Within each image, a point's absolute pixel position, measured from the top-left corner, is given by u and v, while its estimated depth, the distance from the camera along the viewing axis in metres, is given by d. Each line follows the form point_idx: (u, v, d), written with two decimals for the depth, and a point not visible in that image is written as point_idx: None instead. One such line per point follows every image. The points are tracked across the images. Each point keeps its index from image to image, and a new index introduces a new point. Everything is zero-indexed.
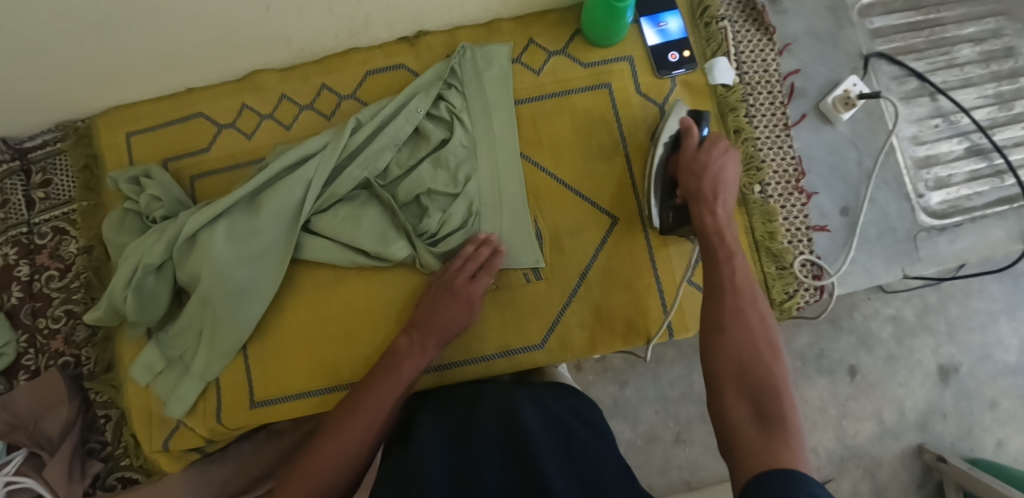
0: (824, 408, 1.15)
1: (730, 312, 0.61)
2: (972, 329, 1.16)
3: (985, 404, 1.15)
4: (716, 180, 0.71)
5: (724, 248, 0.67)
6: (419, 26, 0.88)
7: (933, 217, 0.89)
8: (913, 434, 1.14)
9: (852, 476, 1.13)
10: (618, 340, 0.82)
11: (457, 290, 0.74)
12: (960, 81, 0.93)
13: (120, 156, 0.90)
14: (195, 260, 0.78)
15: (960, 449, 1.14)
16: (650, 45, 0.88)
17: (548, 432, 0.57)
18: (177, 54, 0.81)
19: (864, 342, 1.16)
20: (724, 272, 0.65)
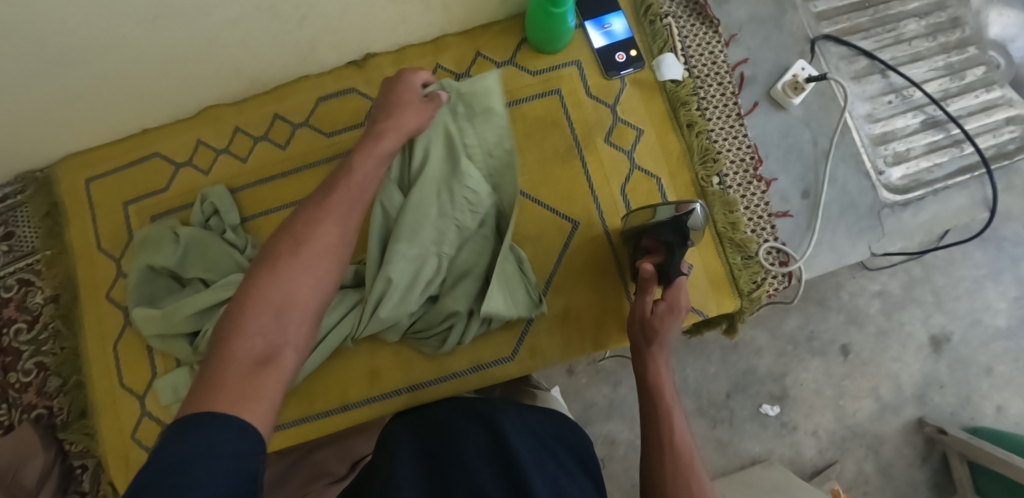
0: (821, 390, 1.13)
1: (668, 479, 0.59)
2: (960, 296, 1.15)
3: (981, 370, 1.14)
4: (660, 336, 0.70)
5: (655, 343, 0.70)
6: (365, 49, 0.88)
7: (895, 193, 0.88)
8: (911, 408, 1.13)
9: (855, 456, 1.12)
10: (590, 344, 0.81)
11: (386, 135, 0.64)
12: (910, 55, 0.94)
13: (81, 203, 0.90)
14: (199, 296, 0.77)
15: (960, 419, 1.12)
16: (596, 47, 0.88)
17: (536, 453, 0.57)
18: (124, 94, 0.81)
19: (854, 320, 1.14)
20: (667, 428, 0.63)
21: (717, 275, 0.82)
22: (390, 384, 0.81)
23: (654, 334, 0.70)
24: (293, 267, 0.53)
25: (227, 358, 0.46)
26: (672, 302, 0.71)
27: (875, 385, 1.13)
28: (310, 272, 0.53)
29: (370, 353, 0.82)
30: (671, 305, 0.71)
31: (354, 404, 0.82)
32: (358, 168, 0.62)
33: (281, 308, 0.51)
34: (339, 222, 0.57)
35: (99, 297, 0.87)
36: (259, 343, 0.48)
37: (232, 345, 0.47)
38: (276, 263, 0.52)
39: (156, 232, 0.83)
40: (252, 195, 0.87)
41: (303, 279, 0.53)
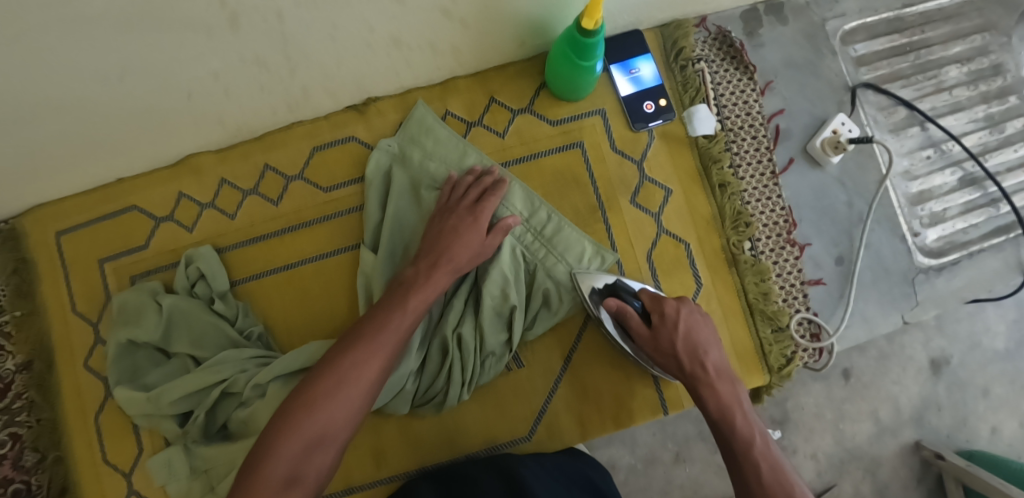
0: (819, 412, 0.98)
1: None
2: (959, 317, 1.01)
3: (976, 391, 1.00)
4: (703, 371, 0.66)
5: (699, 365, 0.66)
6: (366, 94, 0.79)
7: (930, 256, 0.84)
8: (909, 430, 0.98)
9: (853, 478, 0.97)
10: (610, 422, 0.76)
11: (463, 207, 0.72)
12: (949, 106, 0.88)
13: (52, 258, 0.81)
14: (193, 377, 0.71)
15: (956, 441, 0.98)
16: (623, 95, 0.81)
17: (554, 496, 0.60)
18: (97, 145, 0.71)
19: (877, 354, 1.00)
20: (761, 465, 0.58)
21: (746, 349, 0.78)
22: (396, 465, 0.76)
23: (697, 370, 0.66)
24: (376, 358, 0.58)
25: (270, 461, 0.51)
26: (689, 337, 0.68)
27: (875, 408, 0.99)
28: (359, 404, 0.56)
29: (375, 432, 0.76)
30: (694, 340, 0.67)
31: (356, 486, 0.75)
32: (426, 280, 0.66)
33: (311, 448, 0.53)
34: (390, 345, 0.59)
35: (76, 364, 0.79)
36: (298, 450, 0.52)
37: (267, 465, 0.51)
38: (331, 382, 0.55)
39: (135, 300, 0.75)
40: (244, 256, 0.79)
41: (339, 413, 0.55)
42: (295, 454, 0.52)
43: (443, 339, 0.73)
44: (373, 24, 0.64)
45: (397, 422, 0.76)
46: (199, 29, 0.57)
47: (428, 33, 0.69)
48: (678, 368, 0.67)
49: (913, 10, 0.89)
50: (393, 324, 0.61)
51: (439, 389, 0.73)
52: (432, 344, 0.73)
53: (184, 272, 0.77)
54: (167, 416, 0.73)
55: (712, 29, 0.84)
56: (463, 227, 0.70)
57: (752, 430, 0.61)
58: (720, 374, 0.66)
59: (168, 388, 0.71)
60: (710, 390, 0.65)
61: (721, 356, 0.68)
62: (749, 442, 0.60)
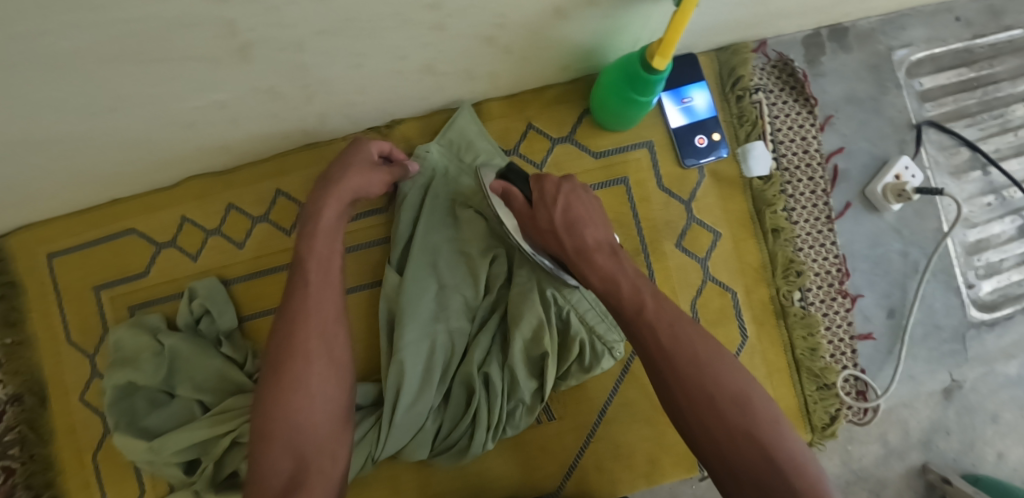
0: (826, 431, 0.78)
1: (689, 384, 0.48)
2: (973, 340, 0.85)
3: (986, 415, 0.80)
4: (582, 248, 0.58)
5: (572, 241, 0.59)
6: (391, 116, 0.72)
7: (983, 310, 0.80)
8: (916, 452, 0.79)
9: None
10: (642, 480, 0.72)
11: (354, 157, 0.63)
12: (1014, 148, 0.82)
13: (44, 284, 0.75)
14: (195, 428, 0.65)
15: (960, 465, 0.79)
16: (673, 127, 0.74)
17: None
18: (92, 171, 0.64)
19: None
20: (658, 329, 0.51)
21: (789, 407, 0.73)
22: None
23: (575, 246, 0.59)
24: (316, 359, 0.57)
25: (264, 481, 0.52)
26: (567, 211, 0.59)
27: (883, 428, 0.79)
28: (329, 394, 0.57)
29: (393, 486, 0.71)
30: (572, 214, 0.59)
31: None
32: (323, 249, 0.61)
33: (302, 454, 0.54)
34: (319, 336, 0.58)
35: (70, 399, 0.74)
36: (290, 460, 0.53)
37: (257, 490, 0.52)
38: (281, 393, 0.55)
39: (133, 339, 0.69)
40: (252, 289, 0.73)
41: (302, 417, 0.55)
42: (289, 468, 0.53)
43: (466, 375, 0.66)
44: (407, 53, 0.56)
45: (417, 475, 0.71)
46: (205, 62, 0.49)
47: (466, 59, 0.62)
48: (559, 247, 0.59)
49: (982, 41, 0.82)
50: (319, 317, 0.59)
51: (461, 433, 0.66)
52: (455, 379, 0.67)
53: (186, 307, 0.70)
54: (171, 464, 0.68)
55: (771, 56, 0.77)
56: (350, 168, 0.63)
57: (641, 294, 0.54)
58: (601, 247, 0.59)
59: (170, 438, 0.66)
60: (588, 266, 0.57)
61: (605, 228, 0.60)
62: (640, 308, 0.53)
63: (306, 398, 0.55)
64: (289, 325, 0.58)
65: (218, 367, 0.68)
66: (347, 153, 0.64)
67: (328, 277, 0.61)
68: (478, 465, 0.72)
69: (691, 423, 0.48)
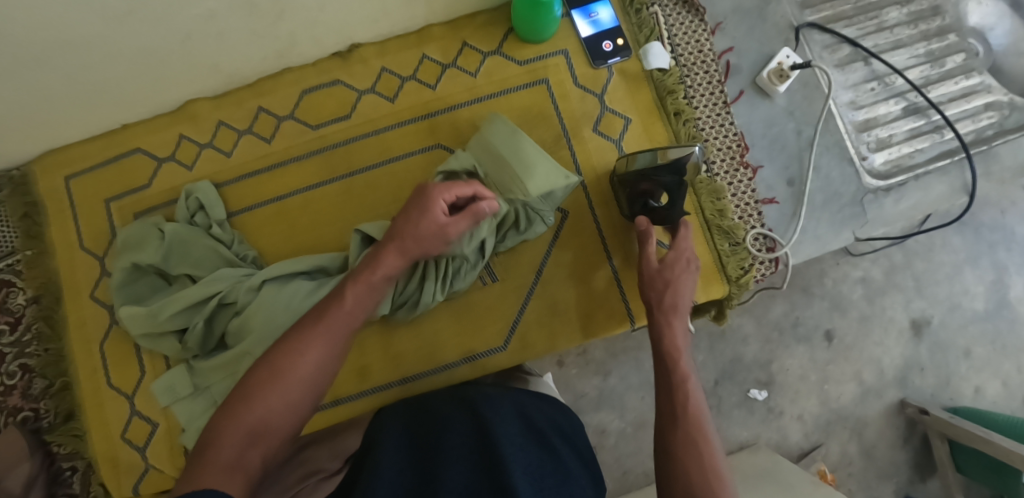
0: (805, 376, 1.17)
1: (679, 441, 0.54)
2: (939, 281, 1.19)
3: (961, 352, 1.18)
4: (673, 305, 0.67)
5: (670, 301, 0.68)
6: (350, 39, 0.86)
7: (878, 179, 0.88)
8: (894, 391, 1.17)
9: (839, 439, 1.16)
10: (580, 335, 0.81)
11: (441, 203, 0.62)
12: (892, 43, 0.91)
13: (60, 201, 0.89)
14: (183, 298, 0.77)
15: (940, 399, 1.17)
16: (583, 36, 0.88)
17: (524, 432, 0.60)
18: (105, 82, 0.78)
19: (837, 305, 1.17)
20: (685, 391, 0.58)
21: (705, 262, 0.84)
22: (379, 379, 0.81)
23: (669, 304, 0.68)
24: (322, 351, 0.54)
25: (217, 446, 0.47)
26: (670, 280, 0.70)
27: (859, 369, 1.17)
28: (313, 396, 0.53)
29: (359, 349, 0.81)
30: (671, 282, 0.70)
31: (345, 399, 0.81)
32: (381, 265, 0.62)
33: (257, 429, 0.49)
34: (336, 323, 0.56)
35: (82, 297, 0.87)
36: (244, 445, 0.48)
37: (210, 452, 0.47)
38: (278, 379, 0.51)
39: (138, 230, 0.82)
40: (239, 190, 0.86)
41: (278, 401, 0.50)
42: (241, 444, 0.48)
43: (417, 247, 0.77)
44: None
45: (379, 335, 0.81)
46: None
47: None
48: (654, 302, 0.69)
49: None
50: (343, 322, 0.57)
51: (412, 292, 0.77)
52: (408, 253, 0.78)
53: (184, 203, 0.83)
54: (167, 335, 0.80)
55: None
56: (420, 213, 0.62)
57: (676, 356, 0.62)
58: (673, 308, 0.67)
59: (166, 304, 0.77)
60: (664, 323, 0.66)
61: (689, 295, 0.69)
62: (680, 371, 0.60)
63: (299, 391, 0.52)
64: (320, 321, 0.56)
65: (206, 250, 0.80)
66: (423, 199, 0.62)
67: (362, 294, 0.60)
68: (429, 325, 0.81)
69: (667, 457, 0.54)
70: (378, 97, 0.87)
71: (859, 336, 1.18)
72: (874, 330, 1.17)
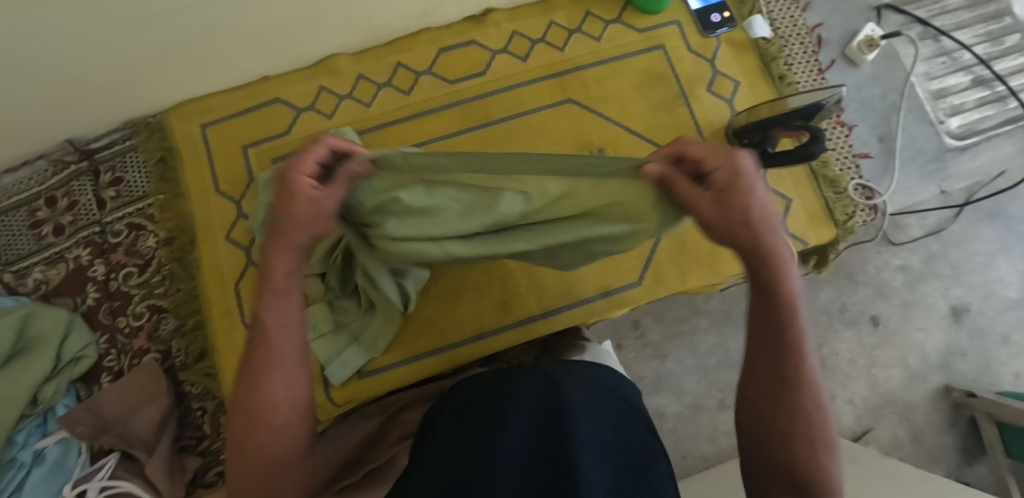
0: (854, 360, 1.15)
1: (784, 416, 0.47)
2: (976, 270, 1.19)
3: (997, 338, 1.17)
4: (769, 252, 0.44)
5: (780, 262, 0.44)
6: (487, 4, 0.94)
7: (955, 139, 0.99)
8: (936, 377, 1.14)
9: (889, 424, 1.13)
10: (707, 271, 0.88)
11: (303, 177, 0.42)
12: (955, 24, 1.04)
13: (195, 146, 0.91)
14: None
15: (982, 385, 1.14)
16: (693, 9, 0.97)
17: (588, 402, 0.52)
18: (269, 30, 0.82)
19: (880, 292, 1.17)
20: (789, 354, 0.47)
21: (815, 209, 0.91)
22: (522, 312, 0.85)
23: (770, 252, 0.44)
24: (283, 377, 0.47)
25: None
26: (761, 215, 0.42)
27: (904, 355, 1.15)
28: (299, 411, 0.48)
29: (503, 284, 0.86)
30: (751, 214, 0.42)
31: (488, 333, 0.85)
32: (278, 264, 0.45)
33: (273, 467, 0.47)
34: (272, 316, 0.46)
35: (216, 238, 0.88)
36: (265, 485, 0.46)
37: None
38: (246, 426, 0.46)
39: None
40: (380, 137, 0.90)
41: (267, 439, 0.46)
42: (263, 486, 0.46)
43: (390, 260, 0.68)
44: None
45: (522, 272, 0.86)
46: None
47: None
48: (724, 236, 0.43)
49: None
50: (278, 337, 0.46)
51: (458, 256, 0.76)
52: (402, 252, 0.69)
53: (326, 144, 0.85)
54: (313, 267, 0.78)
55: None
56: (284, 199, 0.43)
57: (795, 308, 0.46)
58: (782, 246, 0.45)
59: None
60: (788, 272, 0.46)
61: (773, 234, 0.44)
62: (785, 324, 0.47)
63: (282, 419, 0.47)
64: (255, 353, 0.46)
65: None
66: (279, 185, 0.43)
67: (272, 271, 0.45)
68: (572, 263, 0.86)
69: (788, 434, 0.47)
70: (510, 57, 0.94)
71: (902, 320, 1.17)
72: (916, 315, 1.15)
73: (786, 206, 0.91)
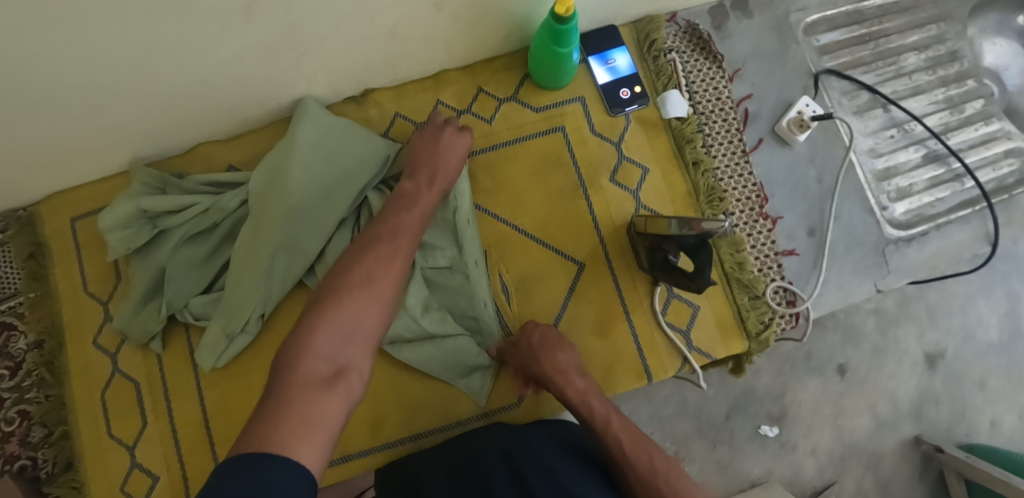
0: (819, 408, 0.99)
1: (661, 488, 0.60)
2: (952, 312, 1.03)
3: (973, 383, 1.01)
4: (558, 367, 0.70)
5: (569, 385, 0.69)
6: (365, 85, 0.85)
7: (899, 229, 0.87)
8: (909, 425, 0.99)
9: (854, 474, 0.98)
10: (597, 389, 0.80)
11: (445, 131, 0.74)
12: (910, 89, 0.92)
13: (66, 243, 0.87)
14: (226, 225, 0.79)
15: (955, 436, 1.00)
16: (600, 83, 0.87)
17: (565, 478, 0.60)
18: (116, 128, 0.76)
19: (849, 338, 1.01)
20: (622, 438, 0.64)
21: (725, 317, 0.82)
22: (391, 435, 0.78)
23: (550, 366, 0.70)
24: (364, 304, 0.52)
25: (298, 367, 0.45)
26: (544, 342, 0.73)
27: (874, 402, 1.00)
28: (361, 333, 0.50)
29: (372, 401, 0.79)
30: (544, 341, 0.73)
31: (355, 455, 0.78)
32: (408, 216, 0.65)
33: (347, 337, 0.49)
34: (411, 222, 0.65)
35: (84, 344, 0.85)
36: (328, 367, 0.46)
37: (296, 367, 0.45)
38: (342, 317, 0.50)
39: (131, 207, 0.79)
40: None
41: (364, 318, 0.51)
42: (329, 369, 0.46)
43: None
44: (371, 17, 0.68)
45: (392, 390, 0.79)
46: (217, 20, 0.59)
47: (423, 27, 0.73)
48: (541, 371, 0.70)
49: (870, 2, 0.93)
50: (378, 285, 0.54)
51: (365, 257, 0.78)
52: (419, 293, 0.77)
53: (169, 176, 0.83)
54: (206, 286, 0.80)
55: (682, 24, 0.90)
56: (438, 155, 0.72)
57: (603, 411, 0.67)
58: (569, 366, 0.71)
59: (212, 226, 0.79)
60: (564, 382, 0.69)
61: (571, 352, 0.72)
62: (606, 420, 0.66)
63: (347, 325, 0.50)
64: (356, 293, 0.52)
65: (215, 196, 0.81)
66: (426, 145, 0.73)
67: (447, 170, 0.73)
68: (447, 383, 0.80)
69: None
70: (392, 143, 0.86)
71: (872, 368, 1.01)
72: (889, 362, 1.01)
73: (692, 315, 0.82)
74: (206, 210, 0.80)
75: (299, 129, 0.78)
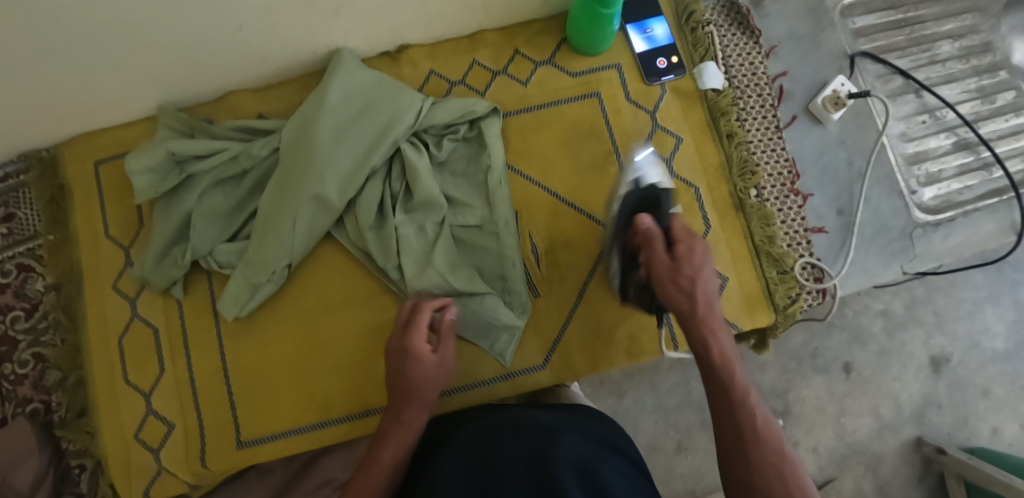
0: (822, 407, 0.99)
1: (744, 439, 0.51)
2: (959, 317, 1.02)
3: (977, 390, 1.01)
4: (691, 276, 0.61)
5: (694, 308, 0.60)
6: (401, 40, 0.84)
7: (927, 213, 0.87)
8: (909, 427, 0.99)
9: (853, 473, 0.97)
10: (623, 355, 0.79)
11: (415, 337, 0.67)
12: (943, 77, 0.92)
13: (88, 185, 0.85)
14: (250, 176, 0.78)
15: (956, 440, 0.99)
16: (637, 52, 0.86)
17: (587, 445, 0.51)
18: (147, 72, 0.75)
19: (857, 338, 1.01)
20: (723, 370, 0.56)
21: (753, 290, 0.81)
22: None
23: (682, 274, 0.61)
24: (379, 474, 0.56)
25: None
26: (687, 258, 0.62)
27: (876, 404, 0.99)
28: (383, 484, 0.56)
29: None
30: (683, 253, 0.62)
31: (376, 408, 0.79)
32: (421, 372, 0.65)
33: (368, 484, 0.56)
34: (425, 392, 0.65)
35: (103, 287, 0.83)
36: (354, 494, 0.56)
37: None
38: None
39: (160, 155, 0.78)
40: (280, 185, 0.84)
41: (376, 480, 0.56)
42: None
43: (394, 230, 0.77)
44: None
45: None
46: None
47: None
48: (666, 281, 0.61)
49: None
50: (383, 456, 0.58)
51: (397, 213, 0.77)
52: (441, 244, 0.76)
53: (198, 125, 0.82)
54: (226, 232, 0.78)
55: None
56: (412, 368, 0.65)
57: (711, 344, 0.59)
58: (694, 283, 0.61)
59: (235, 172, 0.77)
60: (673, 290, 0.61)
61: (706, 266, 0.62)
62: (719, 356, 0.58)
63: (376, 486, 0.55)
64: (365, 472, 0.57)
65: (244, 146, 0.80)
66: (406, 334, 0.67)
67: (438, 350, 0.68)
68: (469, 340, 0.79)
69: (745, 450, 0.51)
70: None
71: (877, 369, 1.01)
72: (893, 364, 1.00)
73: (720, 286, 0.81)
74: (234, 157, 0.79)
75: (333, 81, 0.77)
